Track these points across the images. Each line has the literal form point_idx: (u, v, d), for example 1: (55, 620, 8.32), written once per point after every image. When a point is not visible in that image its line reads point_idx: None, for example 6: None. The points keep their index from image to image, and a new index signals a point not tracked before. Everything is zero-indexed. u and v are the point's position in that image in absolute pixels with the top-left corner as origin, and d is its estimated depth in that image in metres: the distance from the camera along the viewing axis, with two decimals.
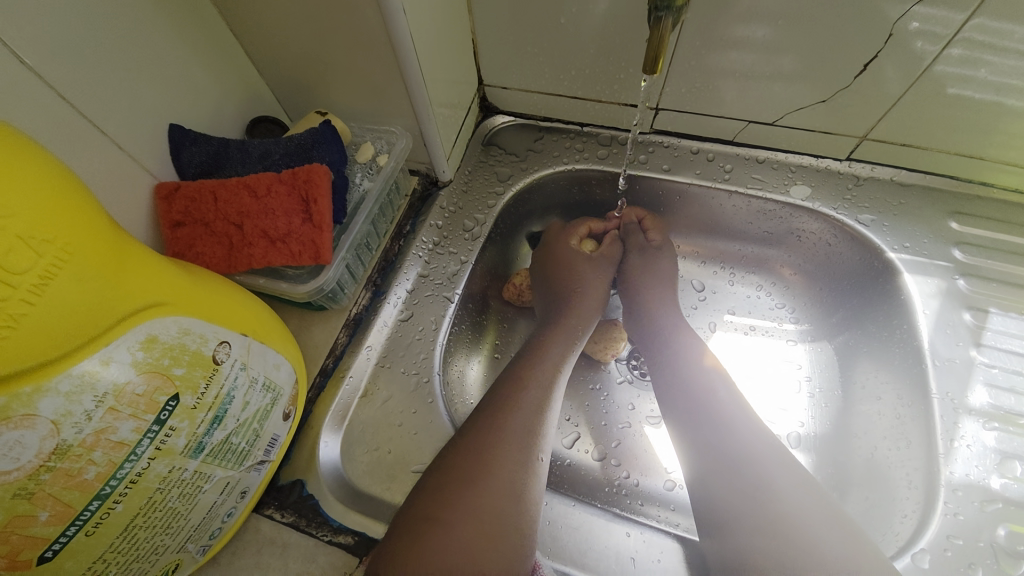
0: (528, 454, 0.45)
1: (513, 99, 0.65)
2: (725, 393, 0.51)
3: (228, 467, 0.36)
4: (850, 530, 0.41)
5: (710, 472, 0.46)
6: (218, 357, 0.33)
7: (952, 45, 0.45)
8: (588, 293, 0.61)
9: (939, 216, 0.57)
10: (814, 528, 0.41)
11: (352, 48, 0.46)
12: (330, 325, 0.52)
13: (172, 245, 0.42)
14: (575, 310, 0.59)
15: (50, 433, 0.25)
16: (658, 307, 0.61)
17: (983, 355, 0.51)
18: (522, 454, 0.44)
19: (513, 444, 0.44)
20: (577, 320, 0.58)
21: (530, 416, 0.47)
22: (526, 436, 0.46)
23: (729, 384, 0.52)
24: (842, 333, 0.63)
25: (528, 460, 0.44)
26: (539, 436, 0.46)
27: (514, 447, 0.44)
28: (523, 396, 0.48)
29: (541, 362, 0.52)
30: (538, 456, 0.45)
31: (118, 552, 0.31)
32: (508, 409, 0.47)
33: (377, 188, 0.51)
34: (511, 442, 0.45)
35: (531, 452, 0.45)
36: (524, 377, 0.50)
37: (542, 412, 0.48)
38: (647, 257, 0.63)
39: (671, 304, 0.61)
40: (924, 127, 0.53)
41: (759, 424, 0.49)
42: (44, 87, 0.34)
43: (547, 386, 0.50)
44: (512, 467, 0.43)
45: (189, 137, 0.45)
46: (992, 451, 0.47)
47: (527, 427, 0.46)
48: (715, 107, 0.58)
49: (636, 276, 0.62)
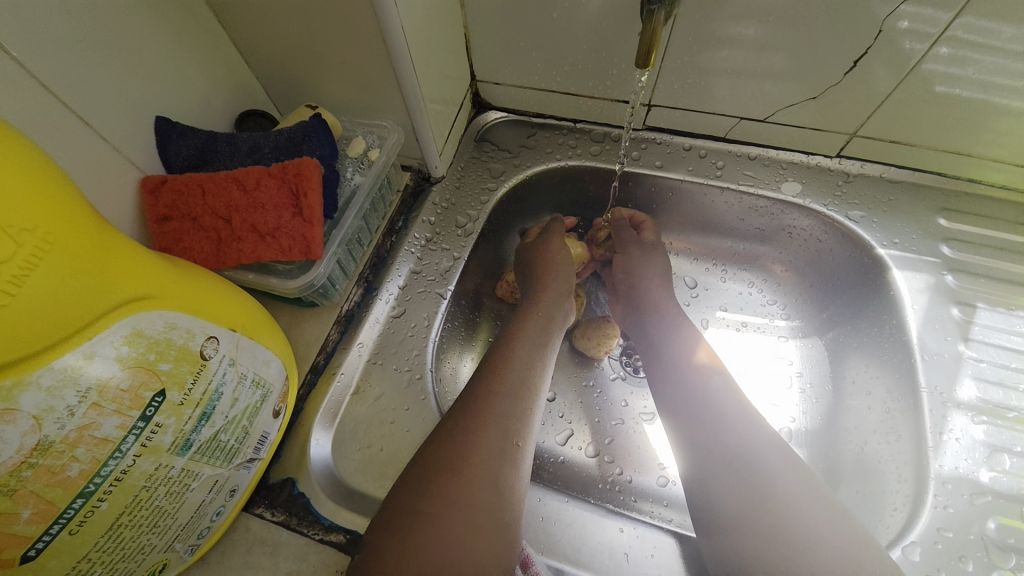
0: (507, 440, 0.44)
1: (506, 95, 0.64)
2: (720, 380, 0.52)
3: (217, 465, 0.36)
4: (846, 522, 0.41)
5: (705, 468, 0.46)
6: (205, 353, 0.33)
7: (939, 44, 0.45)
8: (557, 272, 0.59)
9: (927, 213, 0.58)
10: (807, 516, 0.41)
11: (343, 41, 0.45)
12: (322, 322, 0.51)
13: (158, 240, 0.41)
14: (545, 289, 0.58)
15: (31, 429, 0.25)
16: (654, 292, 0.61)
17: (972, 349, 0.51)
18: (501, 440, 0.44)
19: (492, 431, 0.44)
20: (551, 302, 0.57)
21: (509, 401, 0.47)
22: (505, 421, 0.45)
23: (724, 373, 0.53)
24: (832, 329, 0.63)
25: (508, 446, 0.44)
26: (519, 422, 0.46)
27: (493, 435, 0.44)
28: (500, 382, 0.48)
29: (518, 349, 0.52)
30: (519, 442, 0.45)
31: (103, 552, 0.30)
32: (487, 397, 0.47)
33: (369, 182, 0.51)
34: (489, 428, 0.44)
35: (512, 438, 0.45)
36: (501, 363, 0.50)
37: (522, 397, 0.48)
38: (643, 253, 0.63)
39: (666, 289, 0.62)
40: (913, 124, 0.53)
41: (753, 410, 0.50)
42: (26, 77, 0.33)
43: (524, 371, 0.50)
44: (492, 455, 0.43)
45: (175, 130, 0.44)
46: (981, 444, 0.47)
47: (505, 412, 0.46)
48: (708, 104, 0.58)
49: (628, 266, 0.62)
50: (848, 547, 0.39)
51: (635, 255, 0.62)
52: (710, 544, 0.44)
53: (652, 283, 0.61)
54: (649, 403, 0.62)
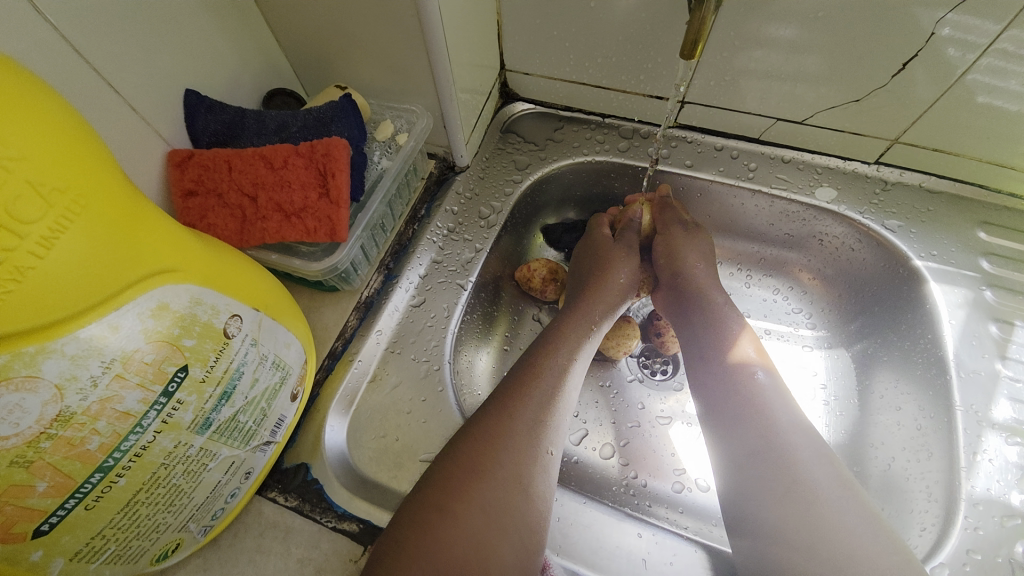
0: (540, 445, 0.43)
1: (534, 86, 0.63)
2: (765, 376, 0.49)
3: (234, 445, 0.35)
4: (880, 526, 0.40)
5: (745, 470, 0.44)
6: (229, 331, 0.32)
7: (986, 55, 0.44)
8: (623, 258, 0.59)
9: (967, 225, 0.56)
10: (842, 519, 0.40)
11: (376, 20, 0.44)
12: (341, 307, 0.50)
13: (183, 215, 0.40)
14: (611, 271, 0.58)
15: (52, 399, 0.24)
16: (700, 277, 0.57)
17: (1008, 368, 0.49)
18: (534, 446, 0.43)
19: (523, 436, 0.43)
20: (616, 290, 0.57)
21: (542, 406, 0.45)
22: (537, 427, 0.44)
23: (768, 368, 0.50)
24: (860, 341, 0.62)
25: (539, 452, 0.43)
26: (551, 429, 0.45)
27: (525, 438, 0.43)
28: (537, 385, 0.46)
29: (558, 347, 0.50)
30: (549, 449, 0.44)
31: (118, 529, 0.29)
32: (522, 397, 0.45)
33: (396, 167, 0.50)
34: (522, 432, 0.43)
35: (543, 445, 0.44)
36: (536, 367, 0.48)
37: (555, 398, 0.47)
38: (685, 233, 0.60)
39: (712, 276, 0.58)
40: (956, 135, 0.51)
41: (797, 413, 0.47)
42: (59, 40, 0.32)
43: (562, 375, 0.48)
44: (523, 458, 0.42)
45: (204, 104, 0.43)
46: (1014, 466, 0.45)
47: (537, 417, 0.44)
48: (743, 105, 0.56)
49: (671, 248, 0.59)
50: (864, 555, 0.38)
51: (672, 236, 0.60)
52: (753, 544, 0.42)
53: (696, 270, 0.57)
54: (667, 407, 0.61)
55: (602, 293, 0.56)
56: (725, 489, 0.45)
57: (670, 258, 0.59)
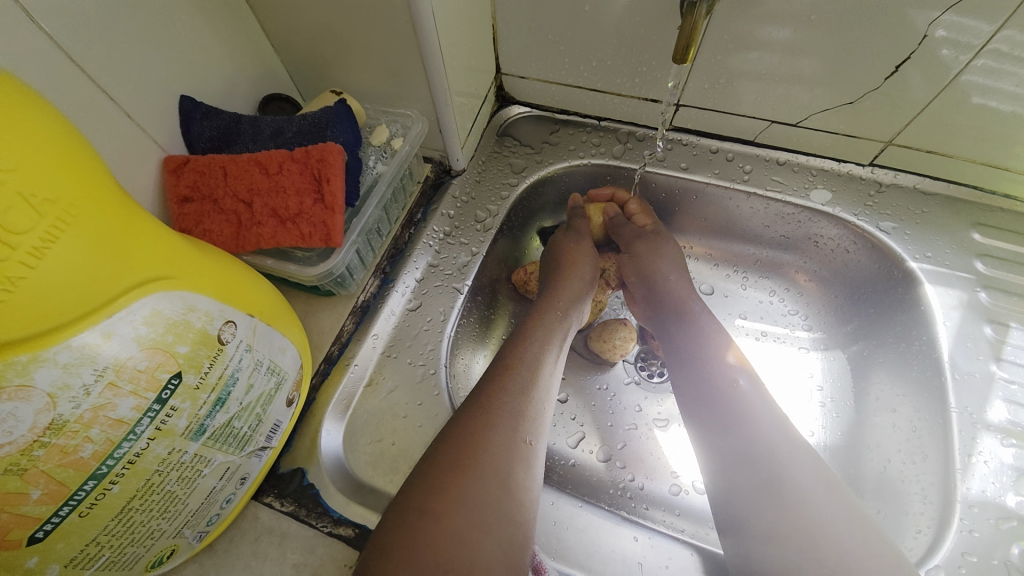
0: (518, 437, 0.44)
1: (530, 90, 0.63)
2: (747, 384, 0.49)
3: (229, 451, 0.35)
4: (866, 527, 0.40)
5: (733, 472, 0.44)
6: (223, 337, 0.32)
7: (980, 56, 0.44)
8: (582, 253, 0.60)
9: (961, 227, 0.56)
10: (831, 523, 0.40)
11: (370, 25, 0.44)
12: (337, 311, 0.51)
13: (178, 221, 0.40)
14: (574, 267, 0.58)
15: (45, 407, 0.24)
16: (675, 290, 0.58)
17: (1003, 370, 0.50)
18: (511, 437, 0.43)
19: (500, 428, 0.43)
20: (579, 284, 0.57)
21: (518, 397, 0.46)
22: (516, 419, 0.44)
23: (750, 376, 0.50)
24: (856, 343, 0.62)
25: (519, 443, 0.43)
26: (529, 419, 0.45)
27: (502, 431, 0.43)
28: (510, 378, 0.47)
29: (532, 340, 0.51)
30: (528, 439, 0.44)
31: (112, 536, 0.29)
32: (496, 391, 0.46)
33: (391, 172, 0.50)
34: (499, 425, 0.43)
35: (521, 435, 0.44)
36: (510, 360, 0.48)
37: (532, 391, 0.47)
38: (649, 243, 0.61)
39: (687, 286, 0.59)
40: (951, 136, 0.52)
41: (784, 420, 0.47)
42: (53, 48, 0.33)
43: (536, 366, 0.48)
44: (501, 452, 0.42)
45: (199, 110, 0.43)
46: (1010, 468, 0.46)
47: (515, 409, 0.45)
48: (738, 107, 0.56)
49: (641, 263, 0.60)
50: (852, 556, 0.38)
51: (641, 251, 0.60)
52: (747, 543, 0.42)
53: (668, 275, 0.59)
54: (663, 409, 0.61)
55: (567, 287, 0.57)
56: (716, 492, 0.45)
57: (642, 272, 0.60)
